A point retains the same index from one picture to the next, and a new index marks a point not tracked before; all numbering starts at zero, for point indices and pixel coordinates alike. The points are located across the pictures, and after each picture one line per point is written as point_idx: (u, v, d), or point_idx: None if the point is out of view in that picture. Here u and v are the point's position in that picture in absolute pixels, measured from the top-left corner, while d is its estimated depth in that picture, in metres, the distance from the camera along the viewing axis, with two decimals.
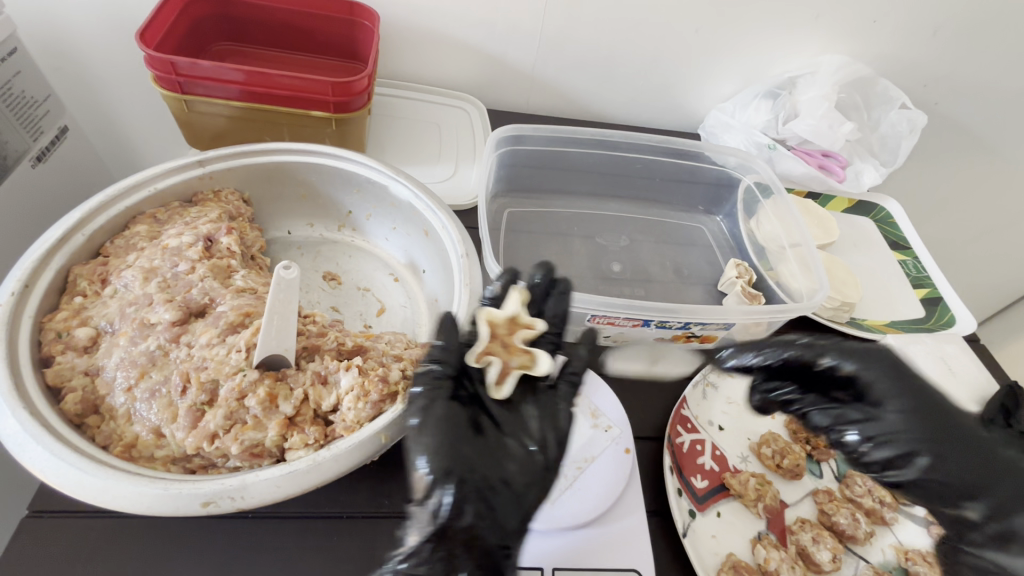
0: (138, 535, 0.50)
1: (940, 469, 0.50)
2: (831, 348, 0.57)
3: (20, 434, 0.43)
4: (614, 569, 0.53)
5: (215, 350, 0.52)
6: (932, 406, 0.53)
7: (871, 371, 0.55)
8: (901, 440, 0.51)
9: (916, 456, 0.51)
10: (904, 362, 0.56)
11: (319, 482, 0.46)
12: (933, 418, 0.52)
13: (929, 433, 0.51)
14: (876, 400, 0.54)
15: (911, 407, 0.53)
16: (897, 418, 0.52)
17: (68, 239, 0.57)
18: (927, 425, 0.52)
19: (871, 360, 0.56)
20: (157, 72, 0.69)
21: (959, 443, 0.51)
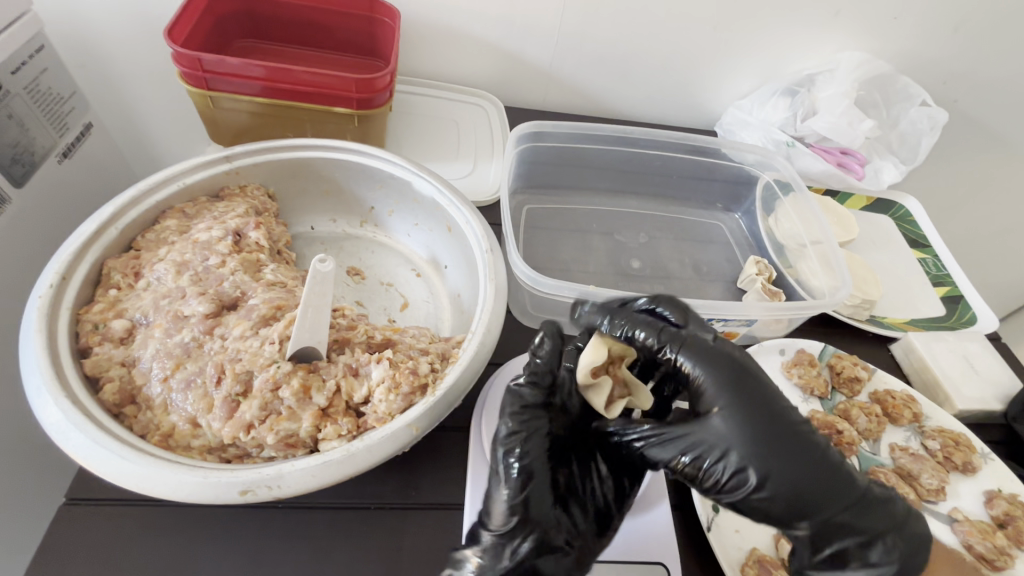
0: (173, 523, 0.51)
1: (778, 492, 0.44)
2: (681, 339, 0.51)
3: (63, 422, 0.44)
4: (640, 561, 0.53)
5: (248, 342, 0.52)
6: (774, 419, 0.46)
7: (693, 361, 0.49)
8: (744, 454, 0.45)
9: (761, 477, 0.44)
10: (742, 366, 0.49)
11: (352, 473, 0.46)
12: (792, 436, 0.46)
13: (787, 452, 0.45)
14: (715, 400, 0.47)
15: (760, 419, 0.46)
16: (734, 425, 0.46)
17: (102, 232, 0.58)
18: (777, 440, 0.45)
19: (709, 351, 0.49)
20: (184, 68, 0.70)
21: (819, 466, 0.46)
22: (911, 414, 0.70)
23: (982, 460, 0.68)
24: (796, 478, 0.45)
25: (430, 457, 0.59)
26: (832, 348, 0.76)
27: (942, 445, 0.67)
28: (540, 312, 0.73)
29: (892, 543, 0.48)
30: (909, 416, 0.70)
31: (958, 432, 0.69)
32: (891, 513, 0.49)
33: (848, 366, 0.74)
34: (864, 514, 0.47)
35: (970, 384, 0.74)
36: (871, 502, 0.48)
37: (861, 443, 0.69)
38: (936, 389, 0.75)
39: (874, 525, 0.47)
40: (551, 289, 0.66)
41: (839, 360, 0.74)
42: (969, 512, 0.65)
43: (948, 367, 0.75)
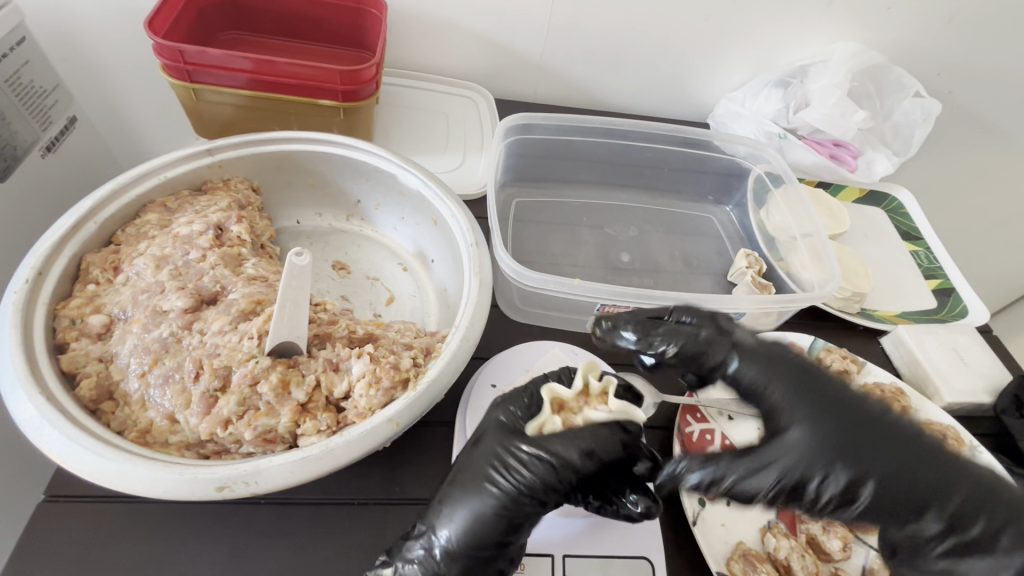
0: (152, 520, 0.51)
1: (892, 486, 0.47)
2: (722, 347, 0.56)
3: (37, 419, 0.44)
4: (623, 557, 0.53)
5: (227, 337, 0.52)
6: (856, 416, 0.49)
7: (758, 372, 0.53)
8: (841, 459, 0.48)
9: (865, 478, 0.47)
10: (810, 369, 0.53)
11: (331, 468, 0.46)
12: (878, 427, 0.49)
13: (875, 446, 0.48)
14: (790, 411, 0.50)
15: (843, 418, 0.49)
16: (817, 433, 0.49)
17: (81, 226, 0.58)
18: (863, 437, 0.48)
19: (723, 347, 0.56)
20: (165, 60, 0.69)
21: (914, 453, 0.48)
22: (900, 407, 0.70)
23: (970, 453, 0.67)
24: (900, 465, 0.48)
25: (413, 452, 0.59)
26: (822, 341, 0.75)
27: None
28: (527, 307, 0.72)
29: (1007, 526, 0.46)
30: (898, 409, 0.70)
31: (946, 425, 0.69)
32: (1001, 487, 0.48)
33: (838, 359, 0.73)
34: (983, 502, 0.47)
35: (959, 377, 0.74)
36: (981, 484, 0.48)
37: None
38: (925, 382, 0.74)
39: (994, 508, 0.47)
40: (536, 282, 0.65)
41: (829, 353, 0.74)
42: None
43: (938, 360, 0.75)
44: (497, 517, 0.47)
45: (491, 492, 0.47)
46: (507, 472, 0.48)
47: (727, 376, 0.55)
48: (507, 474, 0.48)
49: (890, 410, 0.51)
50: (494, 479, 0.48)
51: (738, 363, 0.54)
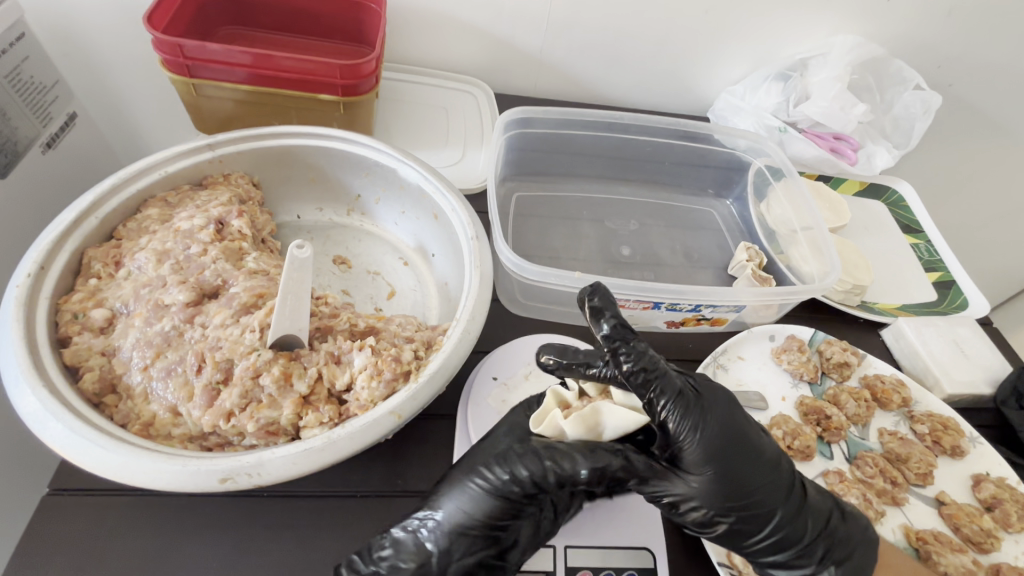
0: (156, 512, 0.51)
1: (747, 535, 0.50)
2: (670, 392, 0.48)
3: (41, 411, 0.44)
4: (626, 546, 0.54)
5: (228, 330, 0.52)
6: (750, 473, 0.48)
7: (692, 424, 0.48)
8: (715, 506, 0.48)
9: (731, 521, 0.49)
10: (733, 425, 0.49)
11: (333, 460, 0.46)
12: (763, 481, 0.49)
13: (753, 498, 0.48)
14: (695, 458, 0.48)
15: (741, 473, 0.48)
16: (710, 480, 0.48)
17: (82, 221, 0.58)
18: (745, 490, 0.48)
19: (669, 387, 0.48)
20: (164, 55, 0.68)
21: (784, 508, 0.50)
22: (900, 398, 0.70)
23: (970, 444, 0.68)
24: (766, 518, 0.49)
25: (415, 445, 0.59)
26: (822, 334, 0.76)
27: (930, 430, 0.67)
28: (527, 300, 0.73)
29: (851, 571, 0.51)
30: (898, 400, 0.70)
31: (947, 417, 0.69)
32: (853, 536, 0.52)
33: (838, 351, 0.73)
34: (828, 551, 0.51)
35: (960, 368, 0.74)
36: (835, 535, 0.52)
37: (849, 428, 0.69)
38: (926, 374, 0.74)
39: (837, 554, 0.51)
40: (537, 275, 0.66)
41: (829, 345, 0.74)
42: (956, 496, 0.65)
43: (938, 352, 0.75)
44: (487, 508, 0.48)
45: (479, 486, 0.49)
46: (498, 470, 0.49)
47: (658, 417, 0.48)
48: (499, 473, 0.49)
49: (779, 460, 0.51)
50: (486, 474, 0.50)
51: (674, 412, 0.47)
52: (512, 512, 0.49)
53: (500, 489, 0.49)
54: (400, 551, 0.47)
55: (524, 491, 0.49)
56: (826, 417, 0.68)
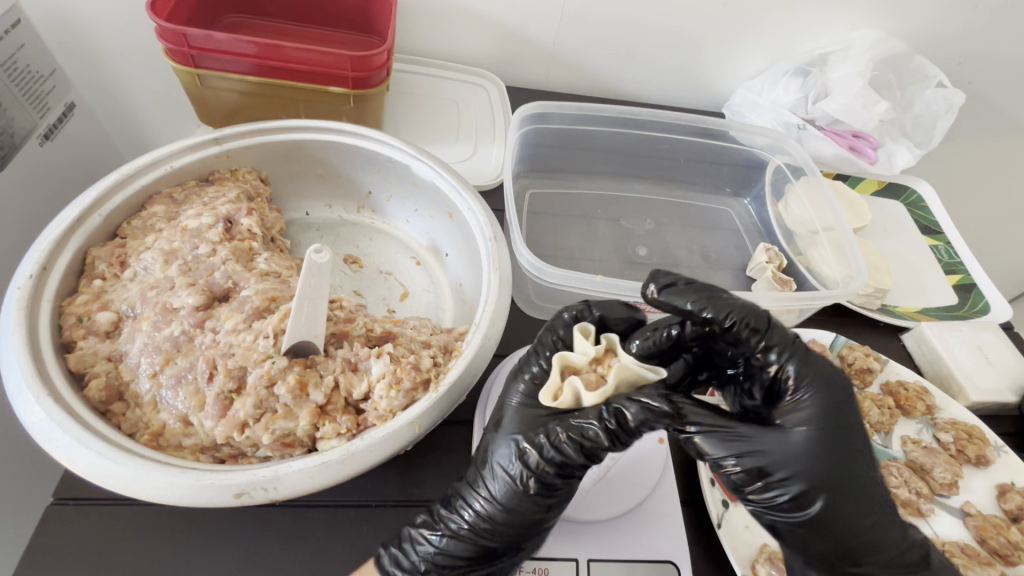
0: (167, 523, 0.49)
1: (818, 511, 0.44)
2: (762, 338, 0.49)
3: (46, 422, 0.42)
4: (648, 559, 0.52)
5: (240, 336, 0.50)
6: (850, 456, 0.45)
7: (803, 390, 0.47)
8: (815, 476, 0.43)
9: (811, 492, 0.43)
10: (846, 411, 0.46)
11: (352, 473, 0.44)
12: (858, 470, 0.45)
13: (844, 478, 0.44)
14: (798, 418, 0.46)
15: (843, 451, 0.45)
16: (808, 442, 0.45)
17: (85, 219, 0.55)
18: (843, 476, 0.44)
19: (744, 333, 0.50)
20: (168, 44, 0.66)
21: (873, 508, 0.45)
22: (924, 406, 0.69)
23: (995, 452, 0.66)
24: (842, 503, 0.44)
25: (431, 453, 0.57)
26: (843, 339, 0.74)
27: (955, 438, 0.66)
28: (544, 302, 0.71)
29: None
30: (922, 408, 0.69)
31: (971, 424, 0.68)
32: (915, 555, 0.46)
33: (860, 356, 0.72)
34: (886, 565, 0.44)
35: (984, 375, 0.73)
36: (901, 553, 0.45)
37: (872, 436, 0.67)
38: (949, 380, 0.73)
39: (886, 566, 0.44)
40: (556, 278, 0.64)
41: (851, 350, 0.72)
42: (981, 506, 0.64)
43: (962, 358, 0.74)
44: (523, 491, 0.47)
45: (517, 468, 0.47)
46: (534, 451, 0.47)
47: (772, 370, 0.49)
48: (538, 455, 0.47)
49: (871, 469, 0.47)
50: (523, 454, 0.48)
51: (790, 366, 0.48)
52: (551, 490, 0.47)
53: (539, 474, 0.47)
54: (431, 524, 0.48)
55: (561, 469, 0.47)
56: None
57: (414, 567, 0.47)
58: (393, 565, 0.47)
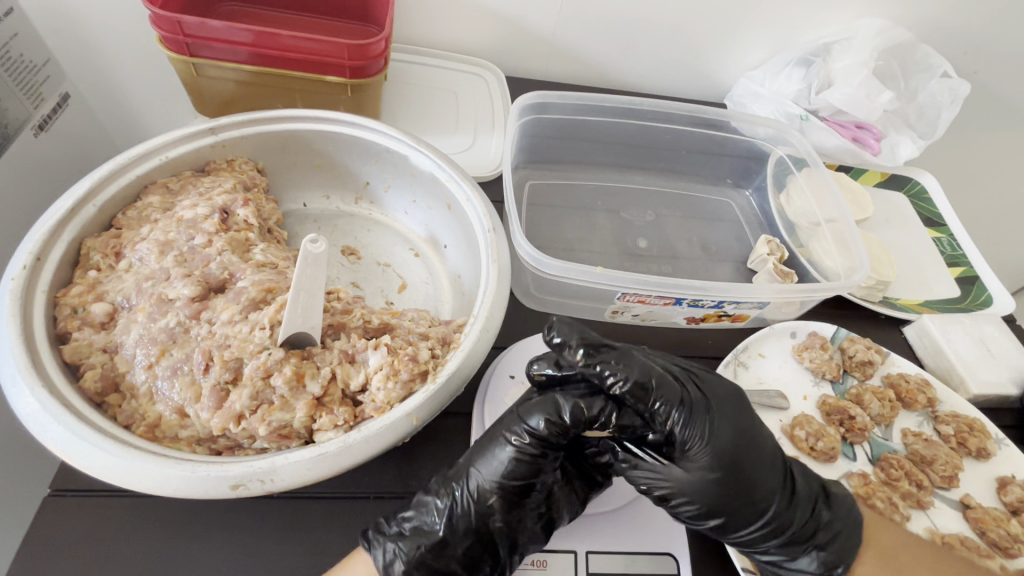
0: (164, 514, 0.49)
1: (741, 527, 0.49)
2: (673, 400, 0.49)
3: (40, 413, 0.42)
4: (647, 551, 0.52)
5: (237, 327, 0.50)
6: (752, 467, 0.49)
7: (699, 431, 0.48)
8: (722, 506, 0.48)
9: (726, 517, 0.48)
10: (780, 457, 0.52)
11: (349, 465, 0.44)
12: (765, 474, 0.49)
13: (754, 496, 0.48)
14: (703, 459, 0.48)
15: (745, 473, 0.48)
16: (712, 481, 0.48)
17: (79, 209, 0.55)
18: (790, 508, 0.50)
19: (671, 395, 0.49)
20: (162, 32, 0.65)
21: (781, 496, 0.50)
22: (925, 399, 0.68)
23: (996, 445, 0.66)
24: (765, 515, 0.49)
25: (429, 445, 0.57)
26: (844, 332, 0.74)
27: (956, 431, 0.66)
28: (542, 294, 0.70)
29: (832, 553, 0.51)
30: (923, 401, 0.68)
31: (972, 417, 0.67)
32: (841, 515, 0.52)
33: (861, 349, 0.71)
34: (811, 538, 0.51)
35: (986, 367, 0.73)
36: (824, 521, 0.51)
37: (873, 429, 0.67)
38: (950, 373, 0.73)
39: (822, 539, 0.51)
40: (556, 270, 0.63)
41: (852, 343, 0.72)
42: (982, 499, 0.63)
43: (964, 351, 0.73)
44: (516, 469, 0.48)
45: (509, 449, 0.48)
46: (523, 428, 0.49)
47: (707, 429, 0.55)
48: (526, 433, 0.48)
49: (775, 454, 0.51)
50: (512, 436, 0.49)
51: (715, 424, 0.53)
52: (539, 469, 0.49)
53: (530, 452, 0.48)
54: (420, 525, 0.47)
55: (546, 448, 0.48)
56: (849, 417, 0.66)
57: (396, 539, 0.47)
58: (388, 568, 0.45)
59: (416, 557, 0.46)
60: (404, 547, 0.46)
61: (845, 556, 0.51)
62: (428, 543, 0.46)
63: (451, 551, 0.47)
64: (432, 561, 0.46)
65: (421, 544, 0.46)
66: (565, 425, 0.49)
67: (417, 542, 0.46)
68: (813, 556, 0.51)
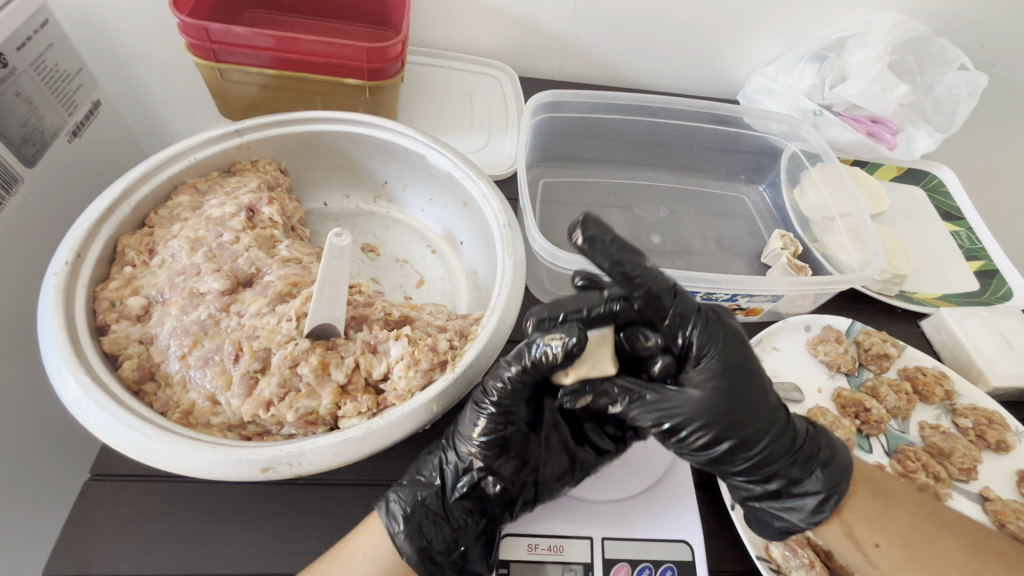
0: (196, 499, 0.52)
1: (749, 449, 0.48)
2: (691, 313, 0.49)
3: (83, 399, 0.44)
4: (664, 538, 0.53)
5: (265, 319, 0.52)
6: (757, 387, 0.48)
7: (714, 341, 0.48)
8: (732, 424, 0.47)
9: (738, 437, 0.47)
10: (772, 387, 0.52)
11: (373, 450, 0.45)
12: (768, 392, 0.49)
13: (760, 417, 0.48)
14: (710, 376, 0.47)
15: (749, 391, 0.48)
16: (722, 399, 0.47)
17: (115, 208, 0.58)
18: (789, 426, 0.50)
19: (689, 307, 0.49)
20: (190, 39, 0.67)
21: (782, 417, 0.50)
22: (942, 391, 0.68)
23: (1015, 438, 0.66)
24: (765, 434, 0.48)
25: (448, 435, 0.58)
26: (859, 324, 0.73)
27: (974, 424, 0.65)
28: (557, 289, 0.71)
29: (833, 474, 0.51)
30: (941, 393, 0.68)
31: (991, 410, 0.67)
32: (823, 443, 0.53)
33: (877, 342, 0.71)
34: (814, 457, 0.51)
35: (1005, 360, 0.72)
36: (819, 446, 0.52)
37: (889, 421, 0.67)
38: (969, 366, 0.72)
39: (822, 459, 0.51)
40: (569, 264, 0.64)
41: (867, 336, 0.72)
42: (1000, 492, 0.63)
43: (983, 344, 0.73)
44: (488, 428, 0.50)
45: (478, 411, 0.50)
46: (488, 395, 0.50)
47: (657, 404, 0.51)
48: (489, 397, 0.50)
49: (766, 379, 0.52)
50: (480, 402, 0.50)
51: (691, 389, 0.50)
52: (507, 429, 0.51)
53: (496, 412, 0.50)
54: (417, 479, 0.51)
55: (508, 408, 0.50)
56: (865, 409, 0.66)
57: (399, 489, 0.50)
58: (391, 515, 0.48)
59: (414, 503, 0.49)
60: (402, 495, 0.50)
61: (839, 482, 0.51)
62: (425, 492, 0.50)
63: (444, 506, 0.50)
64: (423, 515, 0.49)
65: (418, 492, 0.50)
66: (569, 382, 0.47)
67: (415, 492, 0.50)
68: (818, 477, 0.51)
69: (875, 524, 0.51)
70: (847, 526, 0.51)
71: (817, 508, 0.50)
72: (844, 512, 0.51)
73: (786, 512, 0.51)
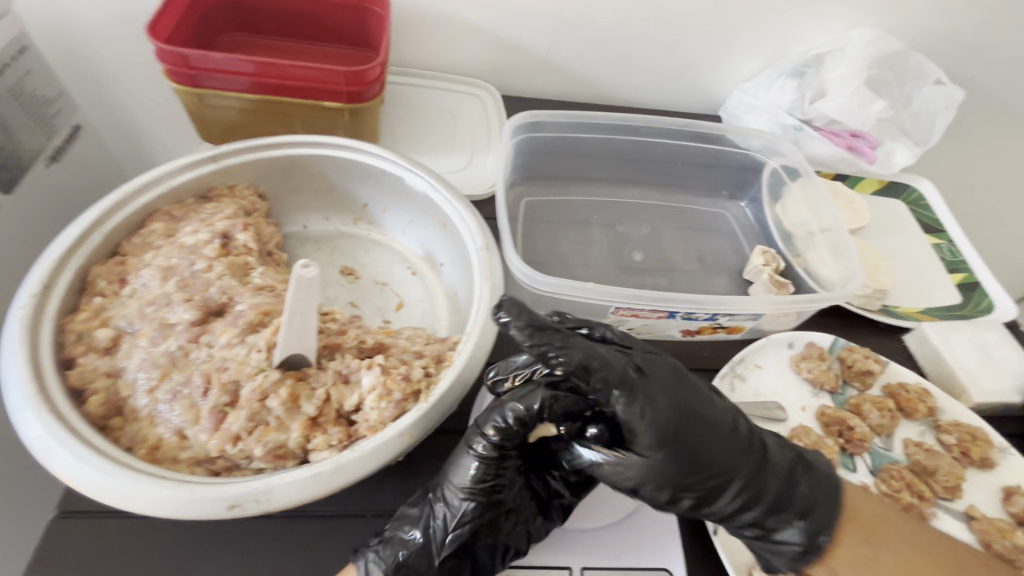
0: (165, 536, 0.50)
1: (714, 500, 0.50)
2: (613, 380, 0.48)
3: (46, 437, 0.43)
4: (646, 566, 0.52)
5: (235, 350, 0.51)
6: (707, 440, 0.49)
7: (640, 410, 0.47)
8: (684, 484, 0.48)
9: (696, 495, 0.49)
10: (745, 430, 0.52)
11: (342, 484, 0.45)
12: (723, 445, 0.49)
13: (711, 473, 0.49)
14: (650, 440, 0.48)
15: (699, 448, 0.48)
16: (663, 460, 0.48)
17: (86, 238, 0.57)
18: (757, 474, 0.50)
19: (612, 373, 0.48)
20: (166, 65, 0.67)
21: (745, 462, 0.50)
22: (926, 407, 0.68)
23: (1000, 454, 0.65)
24: (728, 483, 0.49)
25: (424, 463, 0.57)
26: (842, 341, 0.73)
27: (959, 440, 0.65)
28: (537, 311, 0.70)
29: (812, 522, 0.51)
30: (925, 410, 0.68)
31: (975, 426, 0.67)
32: (815, 484, 0.53)
33: (860, 358, 0.71)
34: (790, 505, 0.51)
35: (988, 375, 0.72)
36: (796, 493, 0.52)
37: (873, 439, 0.66)
38: (952, 381, 0.72)
39: (798, 507, 0.51)
40: (548, 285, 0.64)
41: (851, 353, 0.72)
42: (985, 510, 0.62)
43: (966, 359, 0.73)
44: (485, 476, 0.49)
45: (472, 456, 0.49)
46: (481, 437, 0.49)
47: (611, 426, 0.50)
48: (484, 438, 0.48)
49: (735, 422, 0.52)
50: (474, 444, 0.49)
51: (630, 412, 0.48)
52: (502, 473, 0.49)
53: (492, 456, 0.48)
54: (400, 536, 0.49)
55: (505, 449, 0.49)
56: (849, 428, 0.66)
57: (377, 547, 0.48)
58: None
59: (396, 565, 0.47)
60: (383, 555, 0.47)
61: (825, 524, 0.51)
62: (407, 552, 0.48)
63: (429, 562, 0.48)
64: (405, 573, 0.47)
65: (401, 553, 0.48)
66: (512, 428, 0.47)
67: (395, 552, 0.47)
68: (796, 525, 0.51)
69: (861, 566, 0.49)
70: (833, 571, 0.50)
71: (797, 555, 0.50)
72: (830, 558, 0.50)
73: (767, 554, 0.52)
